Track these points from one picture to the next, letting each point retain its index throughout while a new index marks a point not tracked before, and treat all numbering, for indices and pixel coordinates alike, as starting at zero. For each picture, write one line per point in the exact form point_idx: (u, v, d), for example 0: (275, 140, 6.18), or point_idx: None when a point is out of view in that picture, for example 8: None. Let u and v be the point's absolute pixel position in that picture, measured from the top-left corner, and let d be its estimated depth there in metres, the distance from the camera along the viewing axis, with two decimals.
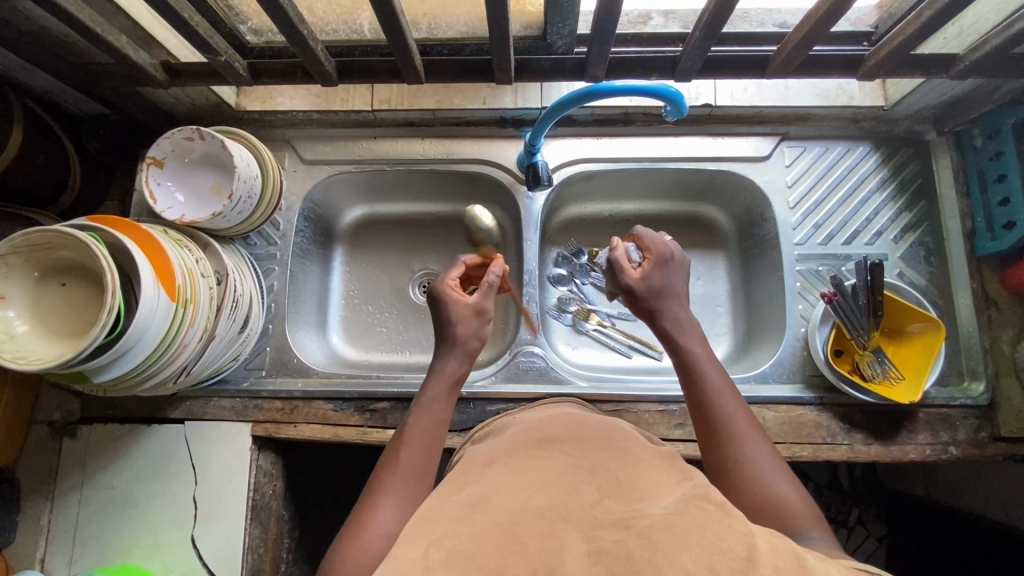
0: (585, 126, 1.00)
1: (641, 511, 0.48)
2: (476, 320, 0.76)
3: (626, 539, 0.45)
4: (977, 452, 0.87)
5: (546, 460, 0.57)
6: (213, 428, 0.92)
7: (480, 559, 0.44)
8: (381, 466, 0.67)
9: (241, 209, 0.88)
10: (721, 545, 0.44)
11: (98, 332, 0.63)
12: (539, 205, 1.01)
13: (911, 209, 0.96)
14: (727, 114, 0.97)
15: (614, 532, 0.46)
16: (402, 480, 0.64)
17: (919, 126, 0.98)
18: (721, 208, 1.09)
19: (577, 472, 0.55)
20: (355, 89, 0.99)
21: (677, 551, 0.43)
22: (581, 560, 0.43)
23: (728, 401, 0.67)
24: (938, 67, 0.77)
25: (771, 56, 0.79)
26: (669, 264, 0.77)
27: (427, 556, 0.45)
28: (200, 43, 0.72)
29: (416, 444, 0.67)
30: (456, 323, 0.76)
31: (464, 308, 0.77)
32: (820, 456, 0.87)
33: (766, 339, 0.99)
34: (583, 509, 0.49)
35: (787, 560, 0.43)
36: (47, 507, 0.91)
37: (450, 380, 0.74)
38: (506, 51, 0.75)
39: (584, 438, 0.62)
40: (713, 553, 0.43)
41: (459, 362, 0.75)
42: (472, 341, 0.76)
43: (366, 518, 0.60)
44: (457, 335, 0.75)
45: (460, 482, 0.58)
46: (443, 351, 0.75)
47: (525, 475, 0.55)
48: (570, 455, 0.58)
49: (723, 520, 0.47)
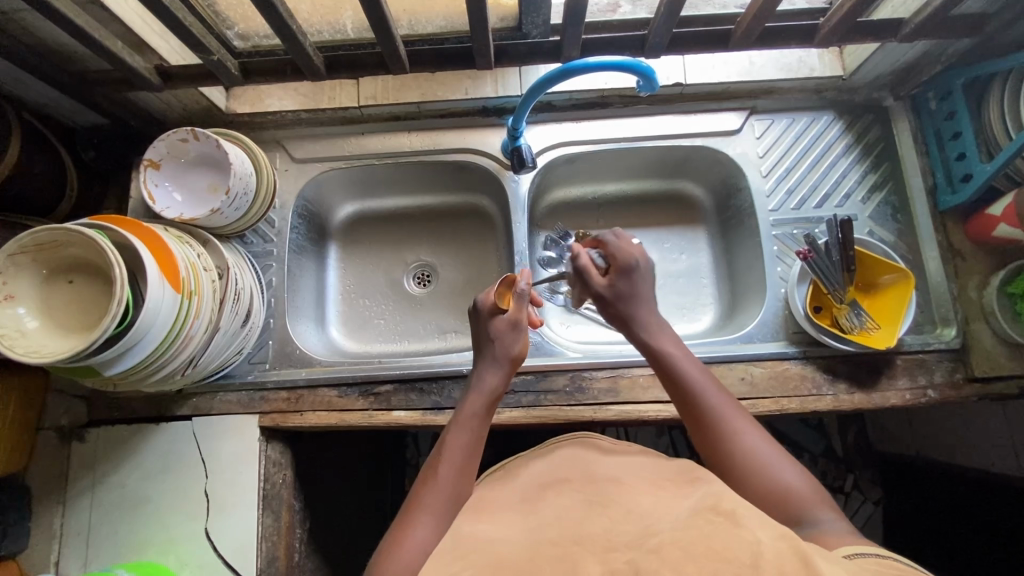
0: (564, 111, 1.05)
1: (651, 531, 0.55)
2: (514, 333, 0.80)
3: (634, 558, 0.51)
4: (954, 394, 0.92)
5: (560, 500, 0.64)
6: (219, 422, 0.94)
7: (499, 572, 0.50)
8: (421, 482, 0.71)
9: (238, 206, 0.91)
10: (727, 555, 0.48)
11: (109, 323, 0.66)
12: (525, 188, 1.05)
13: (876, 170, 1.02)
14: (697, 92, 1.03)
15: (625, 553, 0.52)
16: (444, 494, 0.68)
17: (878, 94, 1.04)
18: (699, 184, 1.14)
19: (591, 507, 0.62)
20: (342, 87, 1.03)
21: (681, 562, 0.48)
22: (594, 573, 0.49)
23: (717, 396, 0.72)
24: (887, 32, 0.83)
25: (732, 30, 0.83)
26: (635, 272, 0.79)
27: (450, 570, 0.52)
28: (194, 43, 0.75)
29: (452, 459, 0.71)
30: (496, 339, 0.80)
31: (502, 323, 0.81)
32: (808, 407, 0.91)
33: (750, 302, 1.03)
34: (598, 536, 0.56)
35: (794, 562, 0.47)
36: (59, 512, 0.93)
37: (488, 395, 0.78)
38: (486, 37, 0.79)
39: (593, 479, 0.68)
40: (718, 562, 0.47)
41: (499, 374, 0.79)
42: (510, 353, 0.80)
43: (402, 534, 0.65)
44: (497, 349, 0.80)
45: (478, 519, 0.65)
46: (484, 367, 0.80)
47: (537, 516, 0.62)
48: (578, 496, 0.64)
49: (730, 529, 0.51)
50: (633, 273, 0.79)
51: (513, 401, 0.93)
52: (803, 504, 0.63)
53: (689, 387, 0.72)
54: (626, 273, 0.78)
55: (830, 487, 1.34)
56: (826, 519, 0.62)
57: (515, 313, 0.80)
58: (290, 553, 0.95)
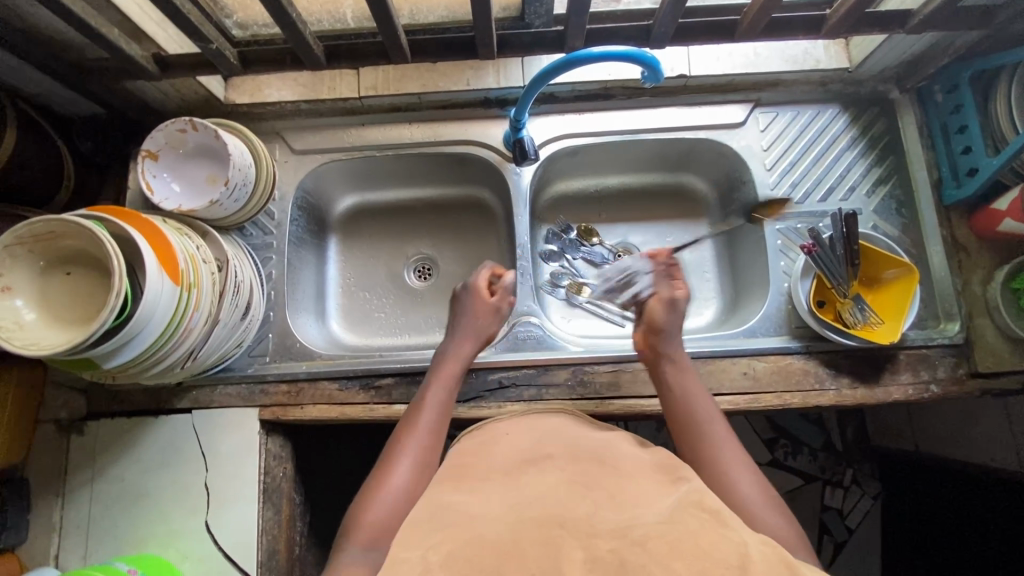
0: (566, 102, 1.04)
1: (636, 520, 0.56)
2: (492, 317, 0.89)
3: (621, 548, 0.53)
4: (956, 389, 0.91)
5: (540, 476, 0.64)
6: (219, 415, 0.94)
7: (476, 563, 0.52)
8: (399, 432, 0.77)
9: (238, 198, 0.90)
10: (714, 553, 0.52)
11: (107, 316, 0.65)
12: (527, 181, 1.04)
13: (881, 164, 1.01)
14: (702, 84, 1.02)
15: (608, 542, 0.54)
16: (420, 445, 0.75)
17: (883, 86, 1.03)
18: (702, 177, 1.13)
19: (570, 487, 0.62)
20: (342, 77, 1.01)
21: (669, 560, 0.51)
22: (577, 566, 0.52)
23: (722, 436, 0.75)
24: (895, 23, 0.82)
25: (738, 21, 0.82)
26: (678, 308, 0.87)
27: (426, 558, 0.54)
28: (191, 31, 0.74)
29: (430, 413, 0.78)
30: (477, 317, 0.89)
31: (484, 306, 0.90)
32: (810, 402, 0.90)
33: (753, 297, 1.03)
34: (579, 517, 0.57)
35: (778, 566, 0.51)
36: (58, 504, 0.92)
37: (461, 361, 0.85)
38: (488, 27, 0.78)
39: (576, 455, 0.68)
40: (706, 561, 0.51)
41: (471, 344, 0.87)
42: (485, 334, 0.89)
43: (383, 477, 0.71)
44: (476, 326, 0.88)
45: (454, 486, 0.66)
46: (459, 336, 0.88)
47: (517, 488, 0.63)
48: (562, 468, 0.66)
49: (717, 530, 0.55)
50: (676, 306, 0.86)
51: (514, 395, 0.93)
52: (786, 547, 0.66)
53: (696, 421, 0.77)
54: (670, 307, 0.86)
55: (829, 481, 1.35)
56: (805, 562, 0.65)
57: (496, 303, 0.91)
58: (290, 546, 0.95)
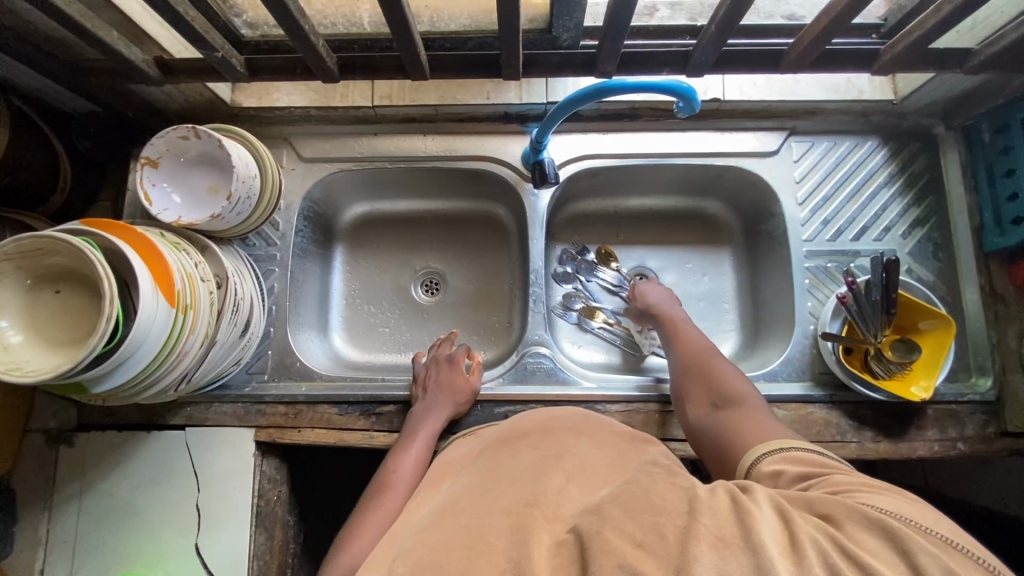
0: (590, 121, 0.98)
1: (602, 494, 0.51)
2: (462, 382, 0.89)
3: (579, 524, 0.46)
4: (984, 448, 0.87)
5: (515, 454, 0.61)
6: (213, 433, 0.90)
7: (447, 566, 0.45)
8: (371, 490, 0.81)
9: (241, 210, 0.85)
10: (664, 506, 0.44)
11: (97, 342, 0.61)
12: (544, 203, 0.99)
13: (920, 204, 0.96)
14: (735, 109, 0.96)
15: (571, 521, 0.47)
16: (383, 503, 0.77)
17: (927, 120, 0.97)
18: (727, 204, 1.08)
19: (544, 460, 0.58)
20: (355, 84, 0.96)
21: (622, 520, 0.43)
22: (546, 549, 0.44)
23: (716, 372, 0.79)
24: (952, 62, 0.76)
25: (785, 51, 0.77)
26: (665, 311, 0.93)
27: (394, 569, 0.46)
28: (196, 39, 0.69)
29: (399, 483, 0.80)
30: (443, 382, 0.87)
31: (446, 368, 0.90)
32: (830, 454, 0.86)
33: (775, 337, 0.98)
34: (550, 493, 0.52)
35: (726, 504, 0.44)
36: (44, 518, 0.89)
37: (433, 427, 0.85)
38: (515, 46, 0.73)
39: (550, 431, 0.68)
40: (657, 516, 0.43)
41: (445, 409, 0.86)
42: (457, 398, 0.87)
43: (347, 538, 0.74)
44: (446, 390, 0.87)
45: None
46: (431, 401, 0.86)
47: (495, 473, 0.58)
48: (535, 449, 0.62)
49: (666, 480, 0.48)
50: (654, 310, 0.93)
51: None
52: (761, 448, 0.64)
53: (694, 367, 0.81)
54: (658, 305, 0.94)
55: None
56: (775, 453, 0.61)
57: (470, 381, 0.90)
58: (282, 570, 0.92)
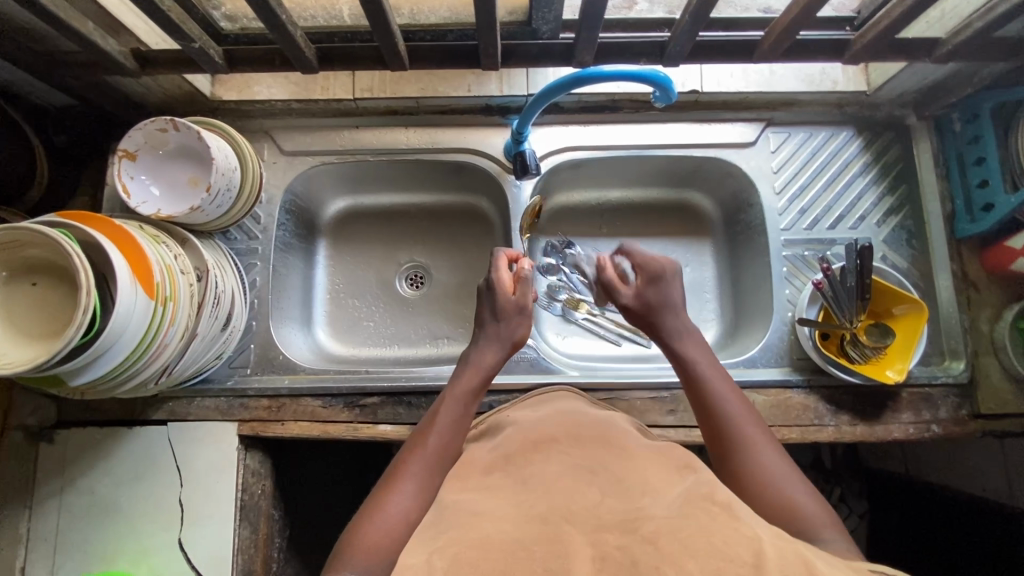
0: (571, 113, 0.99)
1: (645, 512, 0.51)
2: (519, 315, 0.82)
3: (629, 545, 0.46)
4: (957, 430, 0.89)
5: (546, 463, 0.60)
6: (197, 428, 0.90)
7: (483, 567, 0.45)
8: (410, 445, 0.70)
9: (220, 203, 0.84)
10: (728, 551, 0.45)
11: (74, 333, 0.60)
12: (526, 194, 1.00)
13: (894, 192, 0.98)
14: (713, 101, 0.98)
15: (618, 537, 0.48)
16: (427, 459, 0.68)
17: (900, 111, 0.99)
18: (708, 196, 1.10)
19: (578, 474, 0.58)
20: (337, 77, 0.96)
21: (683, 559, 0.44)
22: (588, 564, 0.45)
23: (732, 401, 0.70)
24: (921, 51, 0.78)
25: (758, 41, 0.78)
26: (663, 280, 0.81)
27: (431, 561, 0.46)
28: (172, 29, 0.69)
29: (445, 426, 0.71)
30: (502, 319, 0.82)
31: (509, 301, 0.83)
32: (808, 438, 0.88)
33: (754, 324, 1.00)
34: (585, 510, 0.52)
35: (795, 561, 0.44)
36: (25, 515, 0.88)
37: (486, 370, 0.79)
38: (493, 36, 0.73)
39: (578, 436, 0.66)
40: (720, 560, 0.44)
41: (500, 351, 0.81)
42: (513, 336, 0.82)
43: (384, 497, 0.64)
44: (501, 329, 0.82)
45: (461, 486, 0.61)
46: (485, 343, 0.81)
47: (529, 476, 0.58)
48: (568, 456, 0.61)
49: (729, 523, 0.48)
50: (659, 280, 0.81)
51: None
52: (808, 522, 0.58)
53: (707, 391, 0.71)
54: (655, 281, 0.81)
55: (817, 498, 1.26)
56: (833, 539, 0.57)
57: (518, 298, 0.83)
58: (267, 564, 0.92)
